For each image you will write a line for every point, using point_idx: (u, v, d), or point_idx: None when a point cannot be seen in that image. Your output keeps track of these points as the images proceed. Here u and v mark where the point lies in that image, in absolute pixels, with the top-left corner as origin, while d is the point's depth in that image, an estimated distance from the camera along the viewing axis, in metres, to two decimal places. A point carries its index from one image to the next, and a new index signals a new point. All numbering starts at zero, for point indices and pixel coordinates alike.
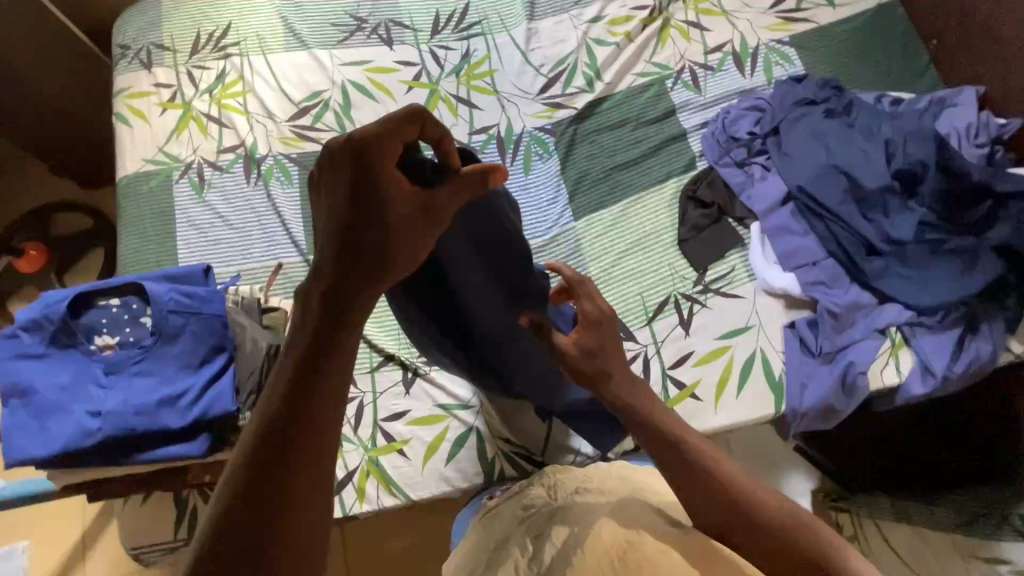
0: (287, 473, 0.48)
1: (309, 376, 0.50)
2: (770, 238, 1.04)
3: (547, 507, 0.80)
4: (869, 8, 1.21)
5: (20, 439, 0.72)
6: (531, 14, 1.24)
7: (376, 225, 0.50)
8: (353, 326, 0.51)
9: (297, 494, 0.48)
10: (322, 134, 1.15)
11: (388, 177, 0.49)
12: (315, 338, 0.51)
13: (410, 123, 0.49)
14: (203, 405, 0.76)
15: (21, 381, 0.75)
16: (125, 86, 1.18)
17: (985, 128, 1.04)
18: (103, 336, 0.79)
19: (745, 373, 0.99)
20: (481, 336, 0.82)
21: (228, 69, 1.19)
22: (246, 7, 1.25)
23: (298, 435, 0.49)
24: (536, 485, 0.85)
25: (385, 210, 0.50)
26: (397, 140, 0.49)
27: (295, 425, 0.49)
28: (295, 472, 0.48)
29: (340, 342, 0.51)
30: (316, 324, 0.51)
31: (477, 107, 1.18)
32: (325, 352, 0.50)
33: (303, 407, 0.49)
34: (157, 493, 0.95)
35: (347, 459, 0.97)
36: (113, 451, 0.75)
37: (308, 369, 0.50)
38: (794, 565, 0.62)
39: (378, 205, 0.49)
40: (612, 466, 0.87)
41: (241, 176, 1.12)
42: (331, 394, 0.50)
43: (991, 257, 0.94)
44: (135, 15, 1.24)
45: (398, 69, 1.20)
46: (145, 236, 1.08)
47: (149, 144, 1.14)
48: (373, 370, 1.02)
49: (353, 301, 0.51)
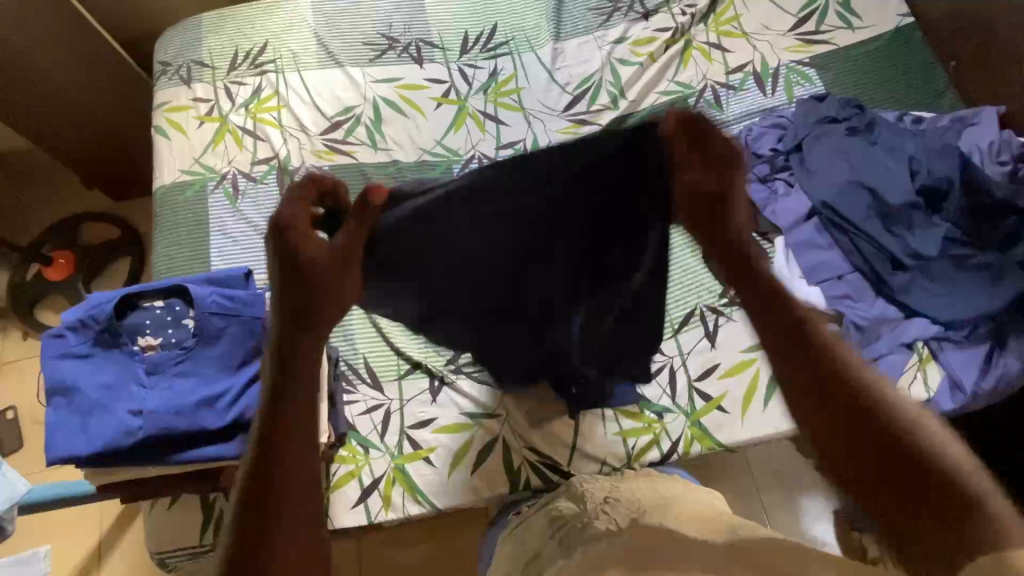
0: (272, 485, 0.54)
1: (282, 397, 0.57)
2: (795, 252, 1.06)
3: (578, 519, 0.79)
4: (887, 30, 1.24)
5: (64, 436, 0.74)
6: (557, 35, 1.29)
7: (305, 275, 0.60)
8: (315, 350, 0.60)
9: (284, 504, 0.54)
10: (354, 148, 1.18)
11: (300, 235, 0.59)
12: (281, 367, 0.58)
13: (309, 189, 0.60)
14: (242, 405, 0.77)
15: (66, 379, 0.77)
16: (165, 100, 1.22)
17: (1008, 146, 1.05)
18: (146, 337, 0.81)
19: (771, 386, 0.99)
20: (547, 314, 0.80)
21: (263, 85, 1.24)
22: (281, 25, 1.30)
23: (277, 449, 0.55)
24: (565, 499, 0.86)
25: (304, 258, 0.59)
26: (304, 204, 0.60)
27: (275, 439, 0.56)
28: (278, 482, 0.54)
29: (307, 366, 0.59)
30: (280, 357, 0.59)
31: (504, 123, 1.21)
32: (295, 376, 0.58)
33: (282, 423, 0.56)
34: (184, 497, 0.95)
35: (374, 466, 0.97)
36: (151, 450, 0.76)
37: (281, 390, 0.57)
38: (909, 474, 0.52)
39: (299, 257, 0.59)
40: (641, 478, 0.88)
41: (274, 187, 1.16)
42: (306, 408, 0.57)
43: (1016, 273, 0.95)
44: (176, 34, 1.29)
45: (428, 87, 1.24)
46: (180, 244, 1.11)
47: (186, 156, 1.18)
48: (400, 377, 1.03)
49: (309, 336, 0.60)
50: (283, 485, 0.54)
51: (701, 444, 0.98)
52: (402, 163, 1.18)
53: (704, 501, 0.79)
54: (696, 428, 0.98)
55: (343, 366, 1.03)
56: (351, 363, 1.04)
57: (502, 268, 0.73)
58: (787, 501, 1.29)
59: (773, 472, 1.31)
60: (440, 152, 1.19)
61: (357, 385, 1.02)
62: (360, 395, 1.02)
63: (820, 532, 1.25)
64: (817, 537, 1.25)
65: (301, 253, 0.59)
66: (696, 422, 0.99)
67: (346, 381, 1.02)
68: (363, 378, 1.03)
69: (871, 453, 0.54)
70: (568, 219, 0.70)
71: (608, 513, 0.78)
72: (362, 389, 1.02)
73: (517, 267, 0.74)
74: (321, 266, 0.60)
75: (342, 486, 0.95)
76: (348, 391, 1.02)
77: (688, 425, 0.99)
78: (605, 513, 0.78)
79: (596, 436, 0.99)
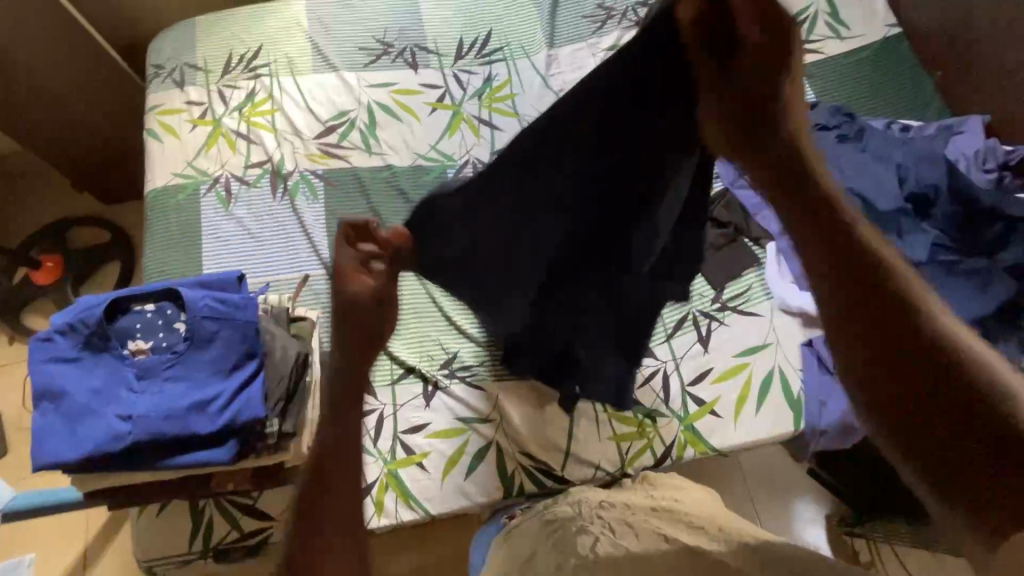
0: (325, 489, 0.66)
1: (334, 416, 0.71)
2: (786, 258, 1.08)
3: (571, 520, 0.79)
4: (875, 41, 1.27)
5: (51, 441, 0.73)
6: (551, 42, 1.30)
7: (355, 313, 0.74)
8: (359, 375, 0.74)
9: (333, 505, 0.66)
10: (348, 152, 1.18)
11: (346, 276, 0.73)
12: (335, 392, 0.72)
13: (347, 235, 0.73)
14: (234, 410, 0.76)
15: (53, 384, 0.76)
16: (158, 103, 1.22)
17: (993, 154, 1.07)
18: (136, 340, 0.80)
19: (763, 391, 1.00)
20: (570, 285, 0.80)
21: (258, 88, 1.24)
22: (276, 29, 1.29)
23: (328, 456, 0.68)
24: (562, 502, 0.85)
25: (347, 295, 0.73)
26: (347, 248, 0.74)
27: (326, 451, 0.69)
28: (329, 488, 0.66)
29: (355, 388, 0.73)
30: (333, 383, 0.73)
31: (498, 128, 1.22)
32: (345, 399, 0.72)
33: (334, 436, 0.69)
34: (173, 503, 0.94)
35: (366, 472, 0.97)
36: (141, 455, 0.75)
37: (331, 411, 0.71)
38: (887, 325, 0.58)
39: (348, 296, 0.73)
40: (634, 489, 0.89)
41: (267, 191, 1.15)
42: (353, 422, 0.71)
43: (1003, 279, 0.96)
44: (170, 37, 1.29)
45: (422, 92, 1.25)
46: (172, 248, 1.10)
47: (179, 159, 1.17)
48: (393, 382, 1.03)
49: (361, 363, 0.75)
50: (332, 492, 0.66)
51: (694, 448, 0.98)
52: (397, 167, 1.18)
53: (695, 504, 0.81)
54: (689, 432, 0.99)
55: None
56: None
57: (531, 201, 0.71)
58: (781, 506, 1.29)
59: (767, 477, 1.31)
60: (435, 156, 1.19)
61: None
62: None
63: (813, 537, 1.26)
64: (810, 542, 1.25)
65: (348, 293, 0.73)
66: (689, 427, 0.99)
67: None
68: None
69: (859, 300, 0.60)
70: (601, 137, 0.67)
71: (603, 518, 0.78)
72: None
73: (539, 210, 0.72)
74: (364, 300, 0.73)
75: None
76: None
77: (681, 429, 0.99)
78: (600, 518, 0.78)
79: (589, 440, 0.99)
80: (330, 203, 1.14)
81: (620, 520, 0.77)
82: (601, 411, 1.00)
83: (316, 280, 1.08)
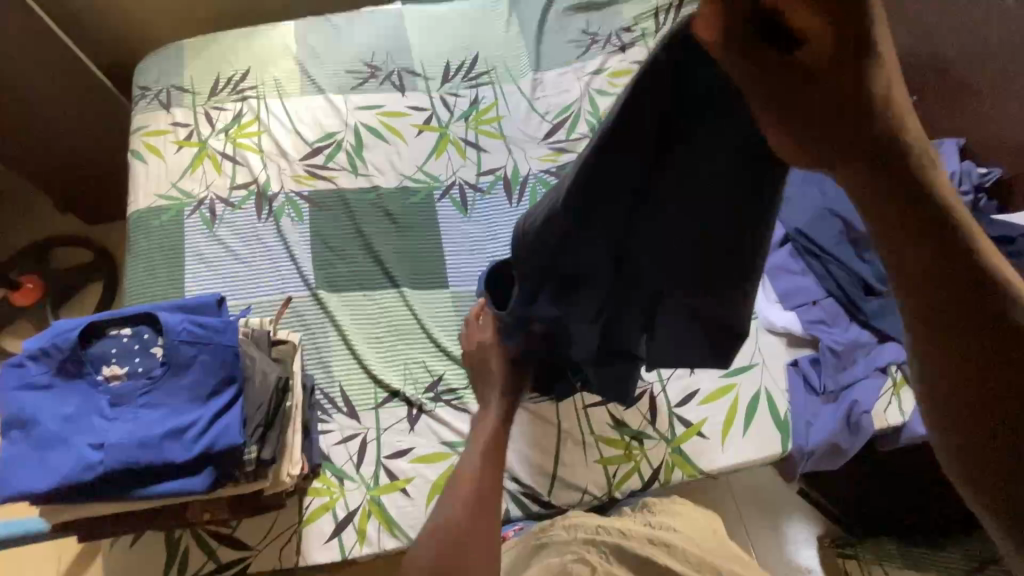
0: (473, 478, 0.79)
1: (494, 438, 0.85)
2: (769, 277, 1.09)
3: (565, 548, 0.78)
4: None
5: (19, 471, 0.71)
6: (536, 66, 1.32)
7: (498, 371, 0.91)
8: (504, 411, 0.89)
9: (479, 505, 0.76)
10: (334, 174, 1.19)
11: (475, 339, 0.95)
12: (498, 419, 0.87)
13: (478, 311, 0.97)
14: (210, 437, 0.74)
15: (24, 411, 0.74)
16: (143, 125, 1.21)
17: (968, 177, 1.10)
18: (112, 365, 0.78)
19: (750, 412, 1.00)
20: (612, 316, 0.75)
21: (245, 110, 1.24)
22: (265, 52, 1.30)
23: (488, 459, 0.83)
24: (558, 527, 0.84)
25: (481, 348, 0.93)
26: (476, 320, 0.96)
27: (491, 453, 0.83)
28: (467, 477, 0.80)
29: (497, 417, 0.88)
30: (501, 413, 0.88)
31: (485, 150, 1.23)
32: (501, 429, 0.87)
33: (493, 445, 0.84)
34: (147, 534, 0.91)
35: (348, 498, 0.95)
36: (113, 485, 0.73)
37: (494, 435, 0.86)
38: (964, 329, 0.38)
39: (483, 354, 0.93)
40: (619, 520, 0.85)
41: (252, 212, 1.14)
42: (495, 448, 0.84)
43: None
44: (157, 60, 1.29)
45: (409, 114, 1.25)
46: (153, 270, 1.08)
47: (163, 181, 1.16)
48: (377, 406, 1.01)
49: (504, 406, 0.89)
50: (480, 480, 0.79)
51: (682, 471, 0.97)
52: (383, 189, 1.18)
53: (686, 535, 0.78)
54: (677, 454, 0.98)
55: (319, 394, 1.01)
56: (327, 391, 1.01)
57: (570, 252, 0.67)
58: (773, 527, 1.27)
59: (759, 498, 1.29)
60: (422, 178, 1.20)
61: (333, 414, 1.00)
62: (335, 424, 0.99)
63: (806, 559, 1.25)
64: (803, 564, 1.24)
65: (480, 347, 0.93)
66: (677, 449, 0.98)
67: (321, 410, 1.00)
68: (338, 406, 1.00)
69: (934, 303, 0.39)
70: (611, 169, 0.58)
71: (598, 544, 0.77)
72: (337, 418, 1.00)
73: (569, 263, 0.68)
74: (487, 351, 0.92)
75: (315, 519, 0.93)
76: (323, 420, 0.99)
77: (669, 451, 0.98)
78: (595, 546, 0.77)
79: (577, 464, 0.97)
80: (316, 225, 1.14)
81: (615, 547, 0.76)
82: (587, 434, 0.99)
83: (299, 302, 1.07)
